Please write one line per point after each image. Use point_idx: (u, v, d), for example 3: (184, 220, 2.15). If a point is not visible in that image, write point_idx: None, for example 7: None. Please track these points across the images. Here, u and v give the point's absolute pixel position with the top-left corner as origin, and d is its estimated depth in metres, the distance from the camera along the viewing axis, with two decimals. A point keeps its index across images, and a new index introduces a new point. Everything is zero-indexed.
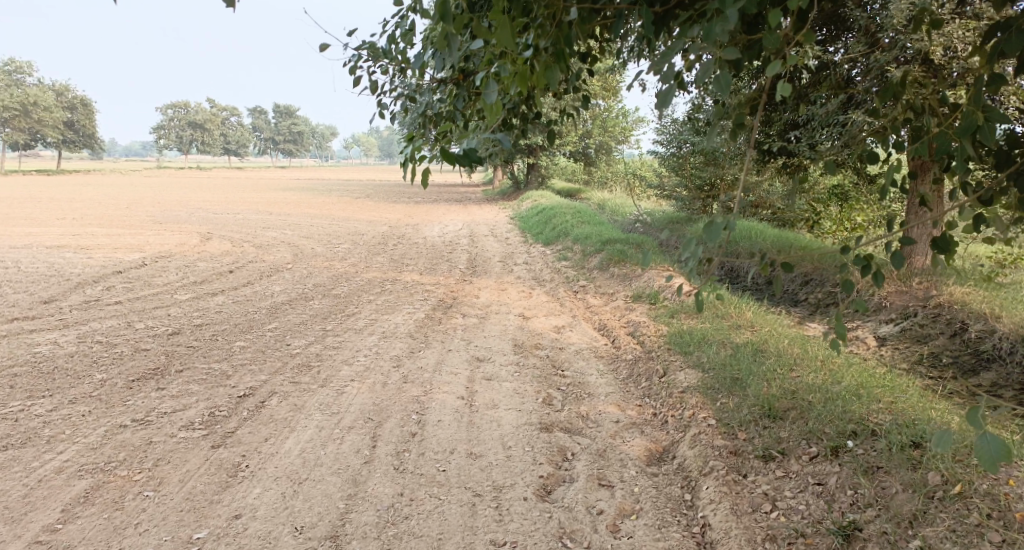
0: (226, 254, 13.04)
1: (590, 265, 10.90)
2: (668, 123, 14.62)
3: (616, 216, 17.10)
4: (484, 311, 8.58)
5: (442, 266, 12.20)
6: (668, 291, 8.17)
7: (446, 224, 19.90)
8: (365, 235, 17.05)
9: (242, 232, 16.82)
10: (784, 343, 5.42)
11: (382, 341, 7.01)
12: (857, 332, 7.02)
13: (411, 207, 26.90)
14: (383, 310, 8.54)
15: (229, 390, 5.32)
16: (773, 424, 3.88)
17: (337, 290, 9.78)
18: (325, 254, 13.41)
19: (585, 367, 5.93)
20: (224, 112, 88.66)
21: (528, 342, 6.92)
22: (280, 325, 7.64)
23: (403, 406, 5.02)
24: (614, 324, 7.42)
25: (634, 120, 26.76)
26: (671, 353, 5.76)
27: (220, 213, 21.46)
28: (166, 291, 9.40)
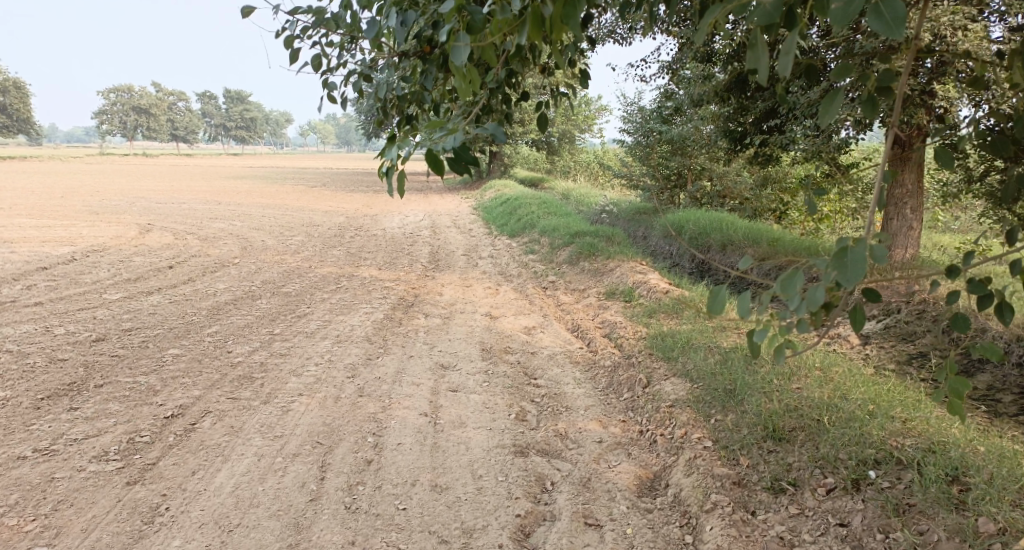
0: (166, 248, 12.08)
1: (558, 259, 10.42)
2: (634, 111, 14.17)
3: (582, 206, 16.67)
4: (447, 310, 7.98)
5: (403, 260, 11.56)
6: (644, 288, 7.73)
7: (406, 214, 19.18)
8: (320, 226, 16.19)
9: (186, 223, 15.77)
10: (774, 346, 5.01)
11: (336, 346, 6.38)
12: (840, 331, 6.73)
13: (371, 196, 26.03)
14: (338, 310, 7.88)
15: (154, 410, 4.62)
16: (779, 448, 3.51)
17: (288, 288, 9.05)
18: (276, 248, 12.58)
19: (560, 375, 5.43)
20: (173, 97, 85.30)
21: (496, 346, 6.38)
22: (222, 329, 6.91)
23: (358, 426, 4.43)
24: (587, 324, 6.95)
25: (597, 108, 26.35)
26: (654, 359, 5.30)
27: (165, 203, 20.24)
28: (95, 290, 8.53)
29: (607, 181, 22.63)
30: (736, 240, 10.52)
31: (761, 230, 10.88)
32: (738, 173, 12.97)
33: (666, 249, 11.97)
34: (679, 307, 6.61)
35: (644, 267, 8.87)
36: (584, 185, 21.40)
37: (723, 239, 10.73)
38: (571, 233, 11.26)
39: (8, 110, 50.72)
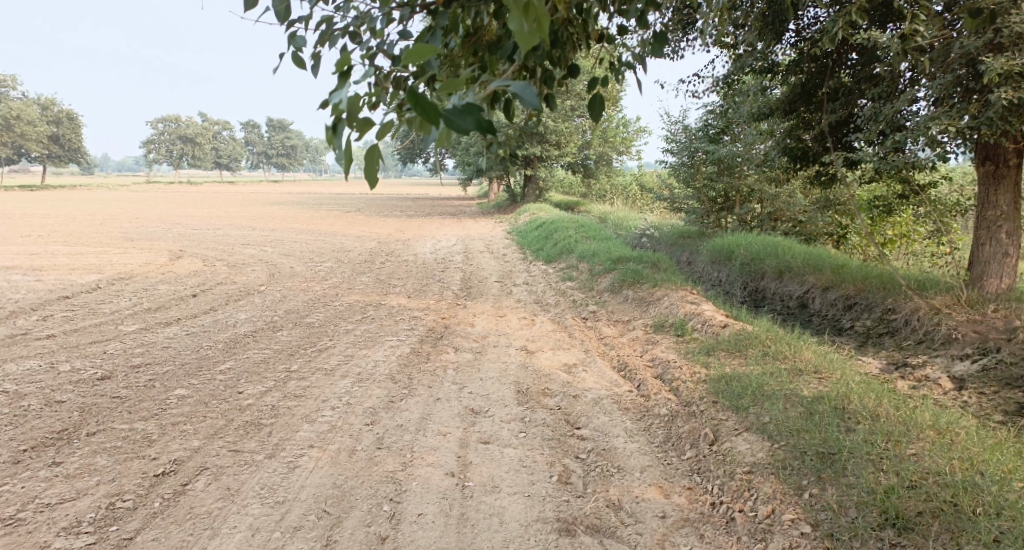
0: (192, 275, 11.74)
1: (599, 286, 9.71)
2: (677, 130, 13.45)
3: (620, 229, 15.96)
4: (480, 344, 7.34)
5: (433, 287, 11.00)
6: (697, 320, 6.99)
7: (439, 239, 18.76)
8: (351, 252, 15.81)
9: (217, 250, 15.52)
10: (866, 398, 4.25)
11: (358, 386, 5.77)
12: (929, 372, 6.25)
13: (404, 221, 25.73)
14: (362, 343, 7.30)
15: (144, 466, 4.03)
16: (905, 542, 2.91)
17: (311, 318, 8.52)
18: (304, 275, 12.15)
19: (608, 425, 4.74)
20: (217, 127, 87.79)
21: (534, 388, 5.70)
22: (236, 365, 6.38)
23: (373, 489, 3.77)
24: (636, 363, 6.23)
25: (634, 130, 25.69)
26: (720, 409, 4.60)
27: (200, 229, 20.20)
28: (111, 321, 8.11)
29: (645, 204, 21.87)
30: (795, 265, 9.69)
31: (819, 254, 10.05)
32: (790, 193, 12.12)
33: (715, 275, 11.17)
34: (742, 345, 5.84)
35: (695, 296, 8.10)
36: (621, 208, 20.67)
37: (779, 265, 9.92)
38: (612, 259, 10.54)
39: (60, 141, 52.44)
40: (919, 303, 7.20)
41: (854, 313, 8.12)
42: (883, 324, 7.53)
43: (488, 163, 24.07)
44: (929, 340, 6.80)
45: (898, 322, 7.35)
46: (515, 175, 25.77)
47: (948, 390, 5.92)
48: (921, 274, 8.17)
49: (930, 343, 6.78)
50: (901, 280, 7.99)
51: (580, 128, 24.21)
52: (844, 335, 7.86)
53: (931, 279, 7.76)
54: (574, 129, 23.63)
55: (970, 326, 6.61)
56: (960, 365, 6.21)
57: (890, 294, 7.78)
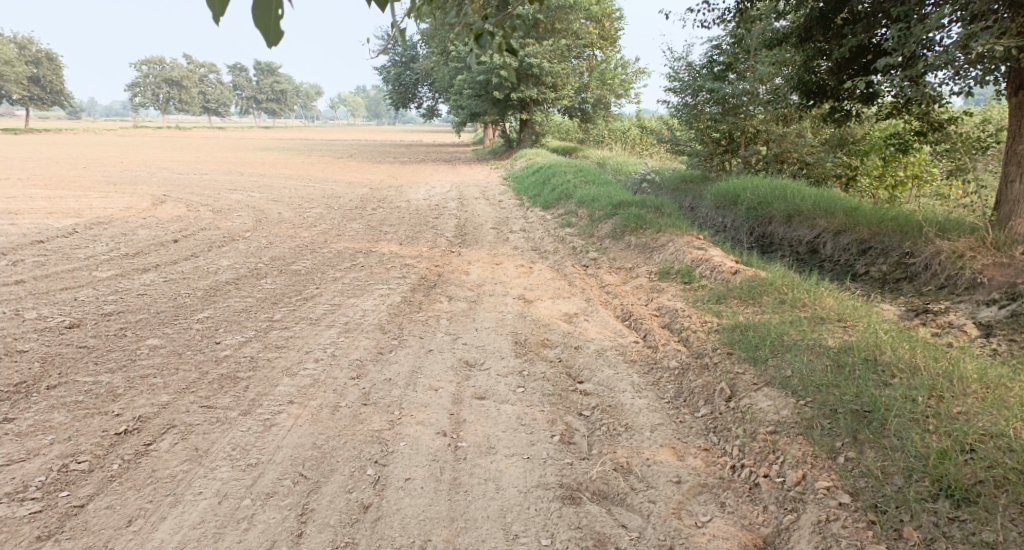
0: (174, 220, 11.22)
1: (599, 232, 9.28)
2: (681, 68, 12.75)
3: (620, 175, 15.42)
4: (475, 292, 6.95)
5: (426, 234, 10.54)
6: (705, 267, 6.61)
7: (432, 185, 18.15)
8: (341, 198, 15.25)
9: (202, 195, 14.95)
10: (898, 349, 3.90)
11: (344, 336, 5.39)
12: (951, 319, 5.94)
13: (396, 167, 24.98)
14: (349, 291, 6.89)
15: (104, 424, 3.65)
16: (966, 515, 2.62)
17: (297, 265, 8.08)
18: (291, 221, 11.65)
19: (614, 379, 4.39)
20: (204, 70, 85.17)
21: (532, 338, 5.34)
22: (214, 313, 5.97)
23: (357, 451, 3.42)
24: (641, 312, 5.86)
25: (633, 72, 24.76)
26: (735, 360, 4.25)
27: (185, 174, 19.50)
28: (84, 267, 7.64)
29: (645, 149, 21.21)
30: (805, 210, 9.26)
31: (829, 198, 9.61)
32: (798, 134, 11.58)
33: (719, 221, 10.74)
34: (755, 294, 5.47)
35: (702, 242, 7.68)
36: (621, 154, 20.03)
37: (788, 210, 9.49)
38: (613, 203, 10.06)
39: (41, 83, 50.65)
40: (941, 246, 6.88)
41: (868, 258, 7.75)
42: (901, 269, 7.23)
43: (483, 106, 23.21)
44: (951, 284, 6.55)
45: (917, 268, 7.03)
46: (511, 119, 24.93)
47: (972, 338, 5.60)
48: (942, 217, 7.80)
49: (952, 288, 6.54)
50: (922, 224, 7.61)
51: (578, 69, 23.28)
52: (858, 282, 7.50)
53: (955, 222, 7.42)
54: (572, 71, 22.71)
55: (996, 271, 6.25)
56: (985, 313, 5.88)
57: (910, 238, 7.44)
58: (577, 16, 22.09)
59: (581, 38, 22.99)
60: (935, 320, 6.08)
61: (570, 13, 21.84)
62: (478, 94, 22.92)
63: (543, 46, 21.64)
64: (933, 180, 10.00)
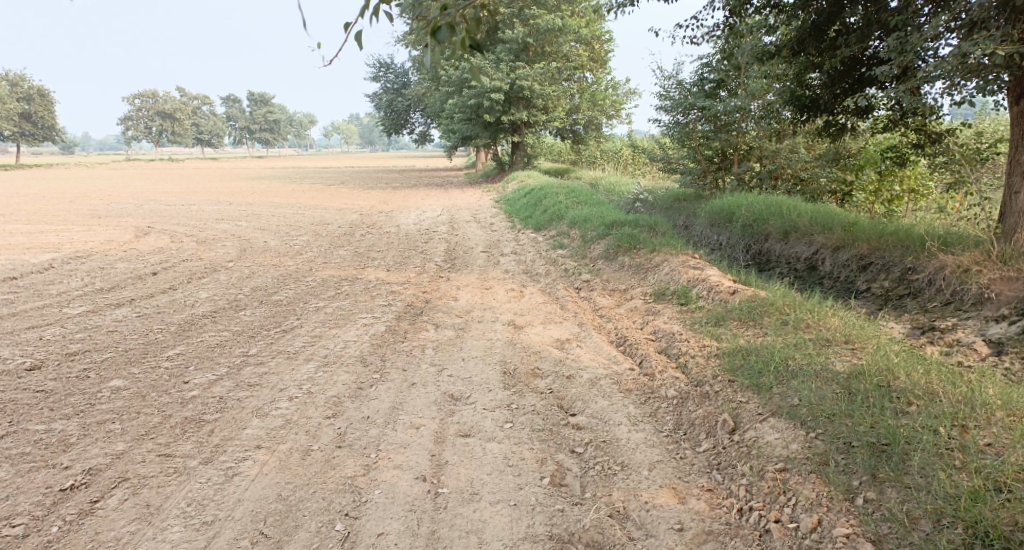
0: (155, 252, 10.92)
1: (592, 253, 9.03)
2: (671, 86, 12.62)
3: (612, 194, 15.23)
4: (463, 319, 6.66)
5: (415, 259, 10.27)
6: (702, 287, 6.35)
7: (423, 210, 17.92)
8: (329, 225, 15.00)
9: (188, 225, 14.68)
10: (913, 373, 3.63)
11: (322, 370, 5.08)
12: (961, 336, 5.69)
13: (388, 193, 24.78)
14: (332, 322, 6.59)
15: (50, 479, 3.34)
16: None
17: (279, 296, 7.79)
18: (277, 249, 11.36)
19: (609, 411, 4.10)
20: (196, 101, 85.52)
21: (522, 368, 5.05)
22: (187, 350, 5.66)
23: (326, 502, 3.12)
24: (636, 336, 5.57)
25: (624, 93, 24.73)
26: (738, 388, 3.97)
27: (172, 205, 19.24)
28: (55, 304, 7.33)
29: (637, 169, 21.08)
30: (801, 225, 9.04)
31: (825, 213, 9.41)
32: (791, 149, 11.42)
33: (714, 239, 10.51)
34: (756, 315, 5.20)
35: (698, 261, 7.43)
36: (614, 174, 19.89)
37: (784, 225, 9.27)
38: (605, 224, 9.83)
39: (32, 118, 50.62)
40: (945, 260, 6.66)
41: (869, 274, 7.52)
42: (904, 284, 7.00)
43: (473, 130, 23.10)
44: (958, 300, 6.31)
45: (921, 283, 6.80)
46: (502, 142, 24.84)
47: (983, 357, 5.34)
48: (943, 229, 7.59)
49: (958, 303, 6.30)
50: (923, 238, 7.40)
51: (568, 91, 23.23)
52: (860, 298, 7.26)
53: (957, 235, 7.21)
54: (562, 93, 22.64)
55: (1004, 285, 6.01)
56: (995, 330, 5.63)
57: (911, 253, 7.22)
58: (566, 39, 22.09)
59: (570, 61, 22.97)
60: (944, 338, 5.82)
61: (559, 36, 21.84)
62: (468, 118, 22.82)
63: (532, 69, 21.58)
64: (930, 192, 9.82)
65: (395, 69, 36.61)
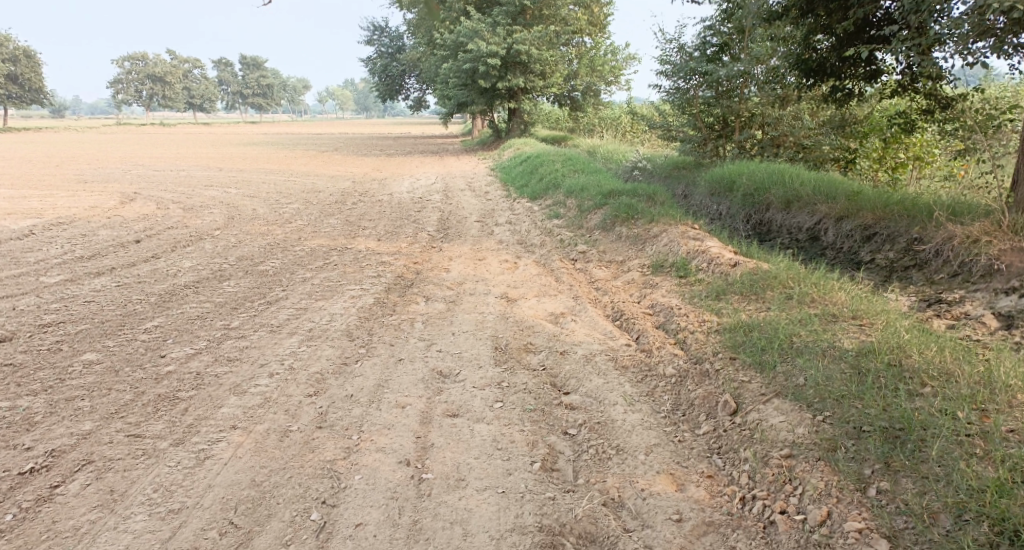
0: (140, 219, 10.63)
1: (588, 223, 8.79)
2: (672, 50, 12.22)
3: (610, 163, 14.92)
4: (455, 291, 6.45)
5: (407, 228, 10.02)
6: (702, 259, 6.14)
7: (418, 178, 17.58)
8: (321, 193, 14.68)
9: (176, 192, 14.35)
10: (926, 351, 3.44)
11: (306, 345, 4.88)
12: (969, 310, 5.52)
13: (382, 160, 24.35)
14: (318, 293, 6.37)
15: (10, 462, 3.17)
16: None
17: (265, 266, 7.55)
18: (265, 217, 11.08)
19: (604, 390, 3.91)
20: (187, 65, 83.85)
21: (514, 343, 4.86)
22: (165, 322, 5.45)
23: (302, 488, 2.94)
24: (634, 310, 5.38)
25: (623, 58, 24.19)
26: (740, 367, 3.78)
27: (161, 171, 18.84)
28: (33, 272, 7.08)
29: (636, 137, 20.69)
30: (804, 195, 8.79)
31: (828, 182, 9.15)
32: (795, 116, 11.13)
33: (714, 209, 10.26)
34: (759, 289, 5.00)
35: (698, 232, 7.19)
36: (612, 142, 19.51)
37: (786, 195, 9.02)
38: (603, 193, 9.56)
39: (19, 81, 49.58)
40: (954, 231, 6.45)
41: (874, 245, 7.32)
42: (910, 256, 6.80)
43: (469, 96, 22.60)
44: (966, 271, 6.12)
45: (928, 255, 6.61)
46: (499, 109, 24.34)
47: (993, 332, 5.16)
48: (952, 199, 7.35)
49: (967, 276, 6.10)
50: (930, 207, 7.19)
51: (567, 57, 22.67)
52: (863, 271, 7.07)
53: (966, 203, 7.01)
54: (560, 58, 22.10)
55: (1015, 257, 5.80)
56: (1004, 303, 5.45)
57: (920, 223, 7.01)
58: (564, 2, 21.48)
59: (569, 25, 22.38)
60: (951, 311, 5.64)
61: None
62: (464, 83, 22.28)
63: (530, 33, 21.00)
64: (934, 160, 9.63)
65: (389, 33, 35.73)
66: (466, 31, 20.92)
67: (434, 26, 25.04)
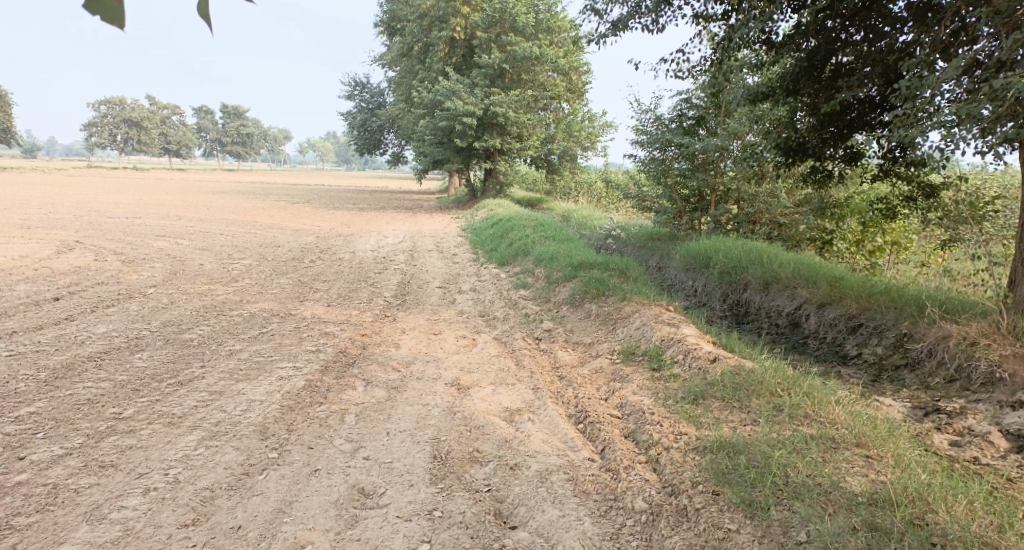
0: (69, 272, 9.71)
1: (556, 297, 8.17)
2: (648, 121, 11.89)
3: (583, 229, 14.48)
4: (400, 375, 5.68)
5: (363, 293, 9.28)
6: (678, 350, 5.55)
7: (385, 235, 16.94)
8: (279, 248, 13.88)
9: (121, 241, 13.44)
10: (954, 507, 2.98)
11: (205, 445, 4.04)
12: (973, 425, 5.00)
13: (352, 215, 23.74)
14: (242, 372, 5.54)
15: None
16: None
17: (190, 334, 6.70)
18: (210, 275, 10.23)
19: (559, 530, 3.23)
20: (166, 110, 83.46)
21: (459, 450, 4.13)
22: (45, 406, 4.59)
23: None
24: (600, 411, 4.67)
25: (600, 125, 24.33)
26: (727, 511, 3.18)
27: (113, 218, 17.89)
28: None
29: (611, 203, 20.43)
30: (783, 276, 8.33)
31: (808, 264, 8.70)
32: (771, 193, 10.74)
33: (689, 285, 9.76)
34: (743, 396, 4.40)
35: (673, 315, 6.61)
36: (586, 206, 19.18)
37: (765, 275, 8.54)
38: (573, 264, 8.96)
39: None
40: (948, 329, 5.99)
41: (859, 338, 6.82)
42: (900, 353, 6.32)
43: (445, 155, 22.24)
44: (964, 377, 5.64)
45: (919, 353, 6.13)
46: (474, 168, 24.05)
47: (1002, 454, 4.61)
48: (943, 294, 6.91)
49: (965, 381, 5.62)
50: (919, 300, 6.73)
51: (544, 121, 22.67)
52: (849, 365, 6.55)
53: (959, 300, 6.56)
54: (538, 122, 22.04)
55: (1017, 364, 5.37)
56: (1011, 419, 4.95)
57: (911, 317, 6.52)
58: (544, 68, 21.61)
59: (547, 90, 22.41)
60: (951, 424, 5.10)
61: (537, 64, 21.32)
62: (439, 142, 21.93)
63: (508, 96, 20.93)
64: (912, 245, 9.38)
65: (370, 89, 35.80)
66: (445, 91, 20.75)
67: (412, 84, 24.95)
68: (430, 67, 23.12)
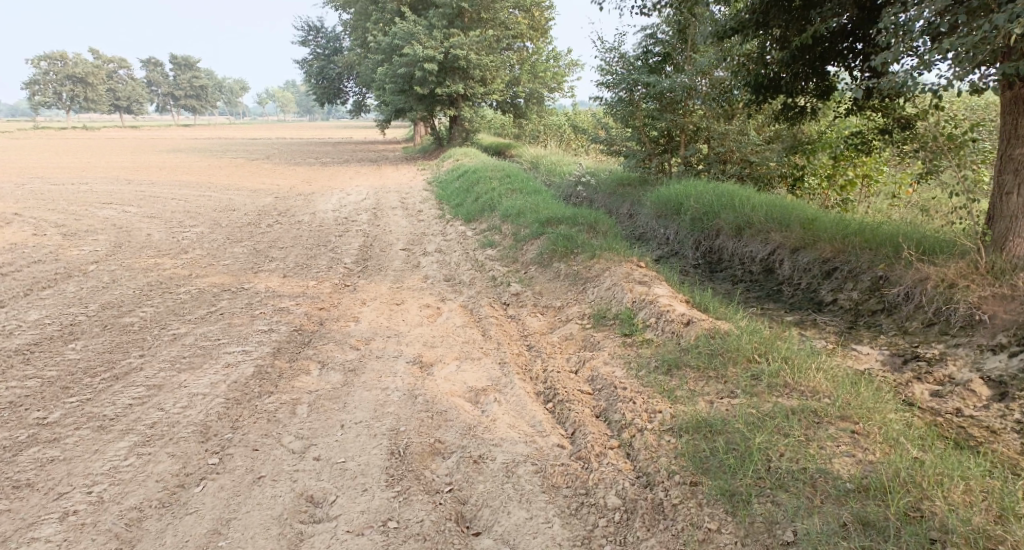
0: (6, 252, 9.09)
1: (524, 255, 7.80)
2: (614, 60, 11.29)
3: (553, 178, 14.03)
4: (358, 353, 5.30)
5: (323, 259, 8.82)
6: (650, 311, 5.23)
7: (348, 191, 16.30)
8: (235, 211, 13.23)
9: (66, 212, 12.70)
10: (949, 492, 2.74)
11: (135, 454, 3.66)
12: (954, 373, 4.81)
13: (315, 170, 22.88)
14: (184, 360, 5.11)
15: None
16: None
17: (131, 317, 6.22)
18: (158, 246, 9.63)
19: (524, 534, 2.98)
20: (113, 65, 79.30)
21: (416, 439, 3.79)
22: None
23: None
24: (570, 387, 4.37)
25: (566, 64, 23.49)
26: (708, 507, 2.93)
27: (59, 186, 16.97)
28: None
29: (581, 146, 19.91)
30: (756, 221, 8.03)
31: (782, 206, 8.40)
32: (741, 131, 10.34)
33: (661, 234, 9.46)
34: (720, 365, 4.11)
35: (645, 272, 6.29)
36: (556, 151, 18.64)
37: (737, 220, 8.24)
38: (540, 220, 8.56)
39: None
40: (927, 271, 5.76)
41: (834, 283, 6.59)
42: (877, 298, 6.10)
43: (407, 103, 21.35)
44: (943, 321, 5.44)
45: (896, 297, 5.91)
46: (439, 116, 23.20)
47: (986, 403, 4.43)
48: (921, 232, 6.66)
49: (944, 326, 5.43)
50: (895, 240, 6.47)
51: (508, 62, 21.81)
52: (825, 312, 6.33)
53: (937, 239, 6.31)
54: (502, 64, 21.18)
55: (997, 306, 5.16)
56: (992, 365, 4.77)
57: (889, 259, 6.27)
58: (505, 6, 20.57)
59: (509, 29, 21.43)
60: (931, 373, 4.90)
61: (498, 2, 20.25)
62: (400, 90, 21.00)
63: (469, 37, 19.95)
64: (884, 177, 9.13)
65: (326, 34, 34.12)
66: (403, 34, 19.69)
67: (368, 29, 23.74)
68: (386, 10, 21.94)
